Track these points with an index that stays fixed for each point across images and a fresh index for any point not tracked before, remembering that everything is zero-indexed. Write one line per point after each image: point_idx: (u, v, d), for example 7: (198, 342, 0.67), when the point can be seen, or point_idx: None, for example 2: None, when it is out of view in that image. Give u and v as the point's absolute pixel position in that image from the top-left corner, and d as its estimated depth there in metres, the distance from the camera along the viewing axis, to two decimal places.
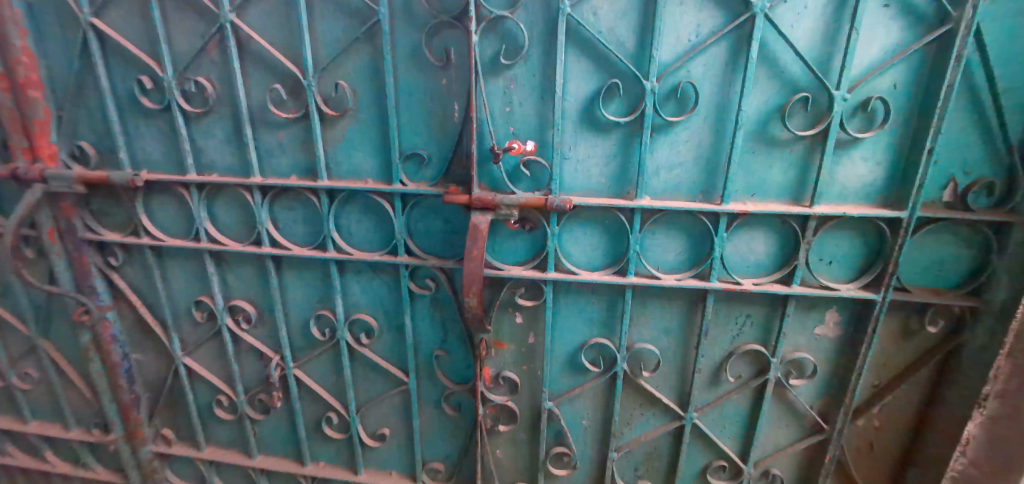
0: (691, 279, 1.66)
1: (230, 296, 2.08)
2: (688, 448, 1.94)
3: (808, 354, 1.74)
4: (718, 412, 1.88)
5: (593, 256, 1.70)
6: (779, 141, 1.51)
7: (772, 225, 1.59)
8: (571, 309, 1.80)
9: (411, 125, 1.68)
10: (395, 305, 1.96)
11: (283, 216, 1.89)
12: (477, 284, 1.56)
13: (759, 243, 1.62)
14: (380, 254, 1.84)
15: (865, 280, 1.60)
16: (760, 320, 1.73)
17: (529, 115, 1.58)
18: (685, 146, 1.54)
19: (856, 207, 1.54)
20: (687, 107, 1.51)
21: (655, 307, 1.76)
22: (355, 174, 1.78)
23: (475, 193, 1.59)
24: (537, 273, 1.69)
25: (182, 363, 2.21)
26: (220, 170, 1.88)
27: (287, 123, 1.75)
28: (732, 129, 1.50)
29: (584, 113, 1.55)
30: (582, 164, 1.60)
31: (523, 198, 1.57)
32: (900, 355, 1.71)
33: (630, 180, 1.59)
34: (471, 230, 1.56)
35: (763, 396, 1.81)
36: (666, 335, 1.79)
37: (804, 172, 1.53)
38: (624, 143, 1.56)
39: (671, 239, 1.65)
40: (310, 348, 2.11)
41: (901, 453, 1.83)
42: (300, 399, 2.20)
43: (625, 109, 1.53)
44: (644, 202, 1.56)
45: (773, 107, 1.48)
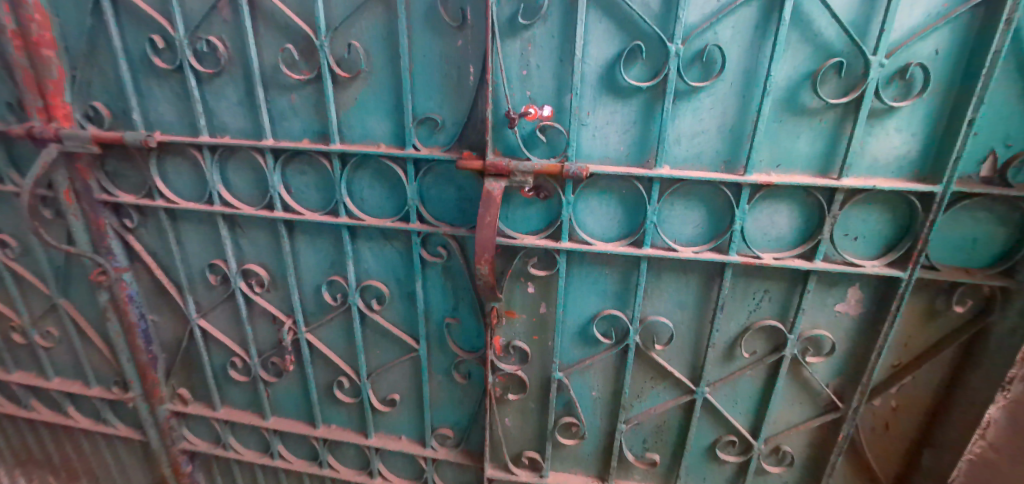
0: (709, 252, 1.61)
1: (243, 260, 2.09)
2: (697, 422, 1.94)
3: (827, 332, 1.70)
4: (731, 387, 1.86)
5: (608, 227, 1.67)
6: (808, 110, 1.43)
7: (797, 198, 1.54)
8: (584, 280, 1.77)
9: (425, 88, 1.63)
10: (406, 272, 1.95)
11: (295, 180, 1.87)
12: (490, 251, 1.52)
13: (782, 217, 1.57)
14: (392, 220, 1.82)
15: (891, 258, 1.54)
16: (778, 295, 1.69)
17: (547, 79, 1.52)
18: (709, 114, 1.48)
19: (886, 181, 1.47)
20: (712, 73, 1.43)
21: (671, 280, 1.72)
22: (368, 138, 1.75)
23: (489, 159, 1.55)
24: (551, 243, 1.66)
25: (197, 325, 2.25)
26: (232, 133, 1.85)
27: (299, 85, 1.71)
28: (759, 97, 1.43)
29: (604, 78, 1.48)
30: (601, 131, 1.54)
31: (538, 165, 1.52)
32: (923, 335, 1.67)
33: (650, 149, 1.54)
34: (484, 196, 1.53)
35: (777, 373, 1.79)
36: (680, 309, 1.76)
37: (832, 143, 1.46)
38: (645, 110, 1.50)
39: (690, 211, 1.60)
40: (322, 313, 2.12)
41: (916, 435, 1.81)
42: (312, 364, 2.23)
43: (647, 74, 1.46)
44: (663, 172, 1.51)
45: (804, 74, 1.40)
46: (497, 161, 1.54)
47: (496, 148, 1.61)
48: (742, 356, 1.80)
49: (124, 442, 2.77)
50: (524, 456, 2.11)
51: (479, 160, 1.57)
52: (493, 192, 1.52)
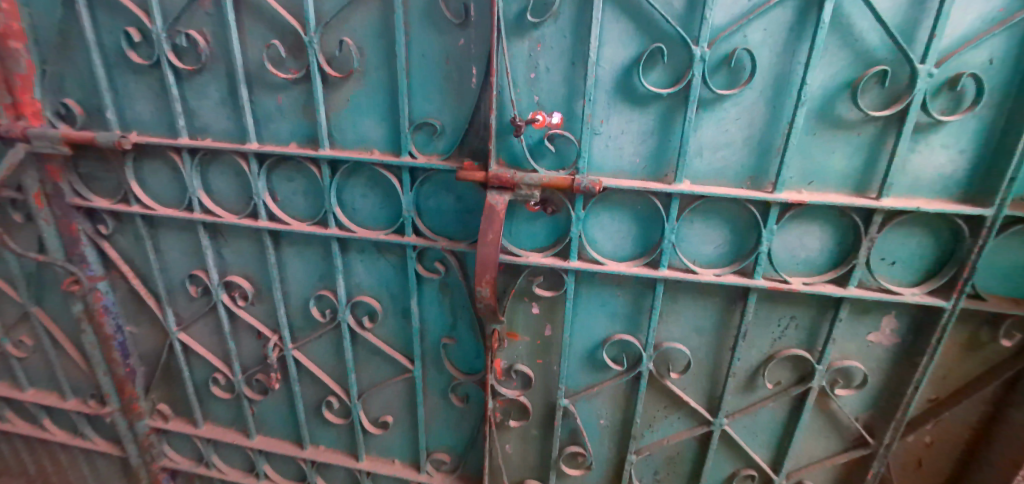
0: (732, 275, 1.48)
1: (226, 271, 1.95)
2: (715, 455, 1.82)
3: (858, 363, 1.58)
4: (751, 419, 1.74)
5: (620, 245, 1.52)
6: (844, 122, 1.29)
7: (829, 218, 1.41)
8: (593, 301, 1.63)
9: (424, 90, 1.49)
10: (401, 287, 1.81)
11: (282, 187, 1.73)
12: (493, 271, 1.37)
13: (813, 238, 1.44)
14: (386, 233, 1.68)
15: (933, 285, 1.41)
16: (806, 322, 1.56)
17: (557, 83, 1.38)
18: (735, 124, 1.33)
19: (929, 201, 1.33)
20: (740, 80, 1.29)
21: (689, 304, 1.59)
22: (361, 143, 1.60)
23: (492, 170, 1.41)
24: (558, 262, 1.52)
25: (177, 338, 2.10)
26: (214, 134, 1.71)
27: (286, 84, 1.57)
28: (791, 107, 1.29)
29: (619, 83, 1.34)
30: (615, 141, 1.40)
31: (546, 177, 1.38)
32: (963, 369, 1.55)
33: (669, 161, 1.40)
34: (486, 210, 1.38)
35: (802, 405, 1.66)
36: (698, 334, 1.63)
37: (870, 159, 1.32)
38: (664, 119, 1.36)
39: (710, 229, 1.46)
40: (310, 329, 1.97)
41: (947, 471, 1.69)
42: (299, 382, 2.09)
43: (668, 80, 1.32)
44: (684, 187, 1.37)
45: (842, 84, 1.26)
46: (501, 172, 1.40)
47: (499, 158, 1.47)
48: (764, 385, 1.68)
49: (102, 457, 2.62)
50: None
51: (481, 171, 1.43)
52: (497, 206, 1.38)
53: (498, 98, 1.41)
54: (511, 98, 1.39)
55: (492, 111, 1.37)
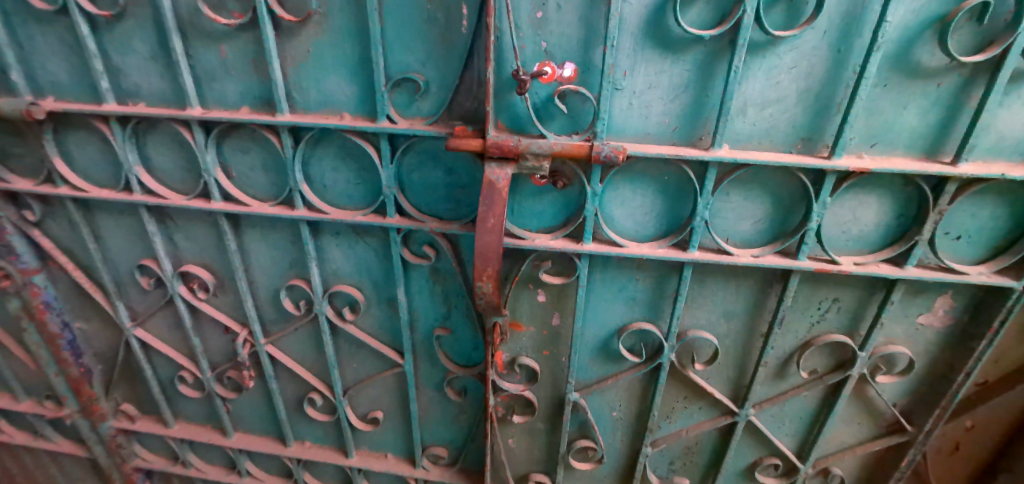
0: (772, 256, 1.27)
1: (181, 260, 1.68)
2: (736, 445, 1.67)
3: (905, 349, 1.41)
4: (778, 408, 1.58)
5: (643, 223, 1.31)
6: (923, 71, 1.07)
7: (891, 187, 1.20)
8: (609, 287, 1.42)
9: (402, 38, 1.20)
10: (385, 274, 1.57)
11: (236, 161, 1.45)
12: (496, 262, 1.14)
13: (869, 211, 1.24)
14: (363, 213, 1.42)
15: (1003, 264, 1.23)
16: (849, 305, 1.38)
17: (569, 25, 1.10)
18: (789, 74, 1.10)
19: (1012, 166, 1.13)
20: (801, 17, 1.05)
21: (718, 287, 1.40)
22: (328, 106, 1.32)
23: (491, 138, 1.14)
24: (570, 246, 1.30)
25: (133, 335, 1.85)
26: (146, 99, 1.40)
27: (230, 33, 1.26)
28: (861, 51, 1.06)
29: (649, 24, 1.08)
30: (641, 98, 1.15)
31: (559, 146, 1.13)
32: (1018, 353, 1.40)
33: (705, 122, 1.16)
34: (485, 188, 1.13)
35: (838, 394, 1.49)
36: (726, 320, 1.45)
37: (948, 117, 1.10)
38: (703, 69, 1.11)
39: (749, 203, 1.26)
40: (284, 322, 1.74)
41: (986, 453, 1.59)
42: (276, 378, 1.87)
43: (711, 20, 1.07)
44: (724, 154, 1.14)
45: (926, 21, 1.02)
46: (503, 140, 1.14)
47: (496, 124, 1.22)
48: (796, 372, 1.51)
49: (69, 458, 2.41)
50: (530, 479, 1.81)
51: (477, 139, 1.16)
52: (499, 184, 1.13)
53: (497, 46, 1.14)
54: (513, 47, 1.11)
55: (489, 64, 1.10)
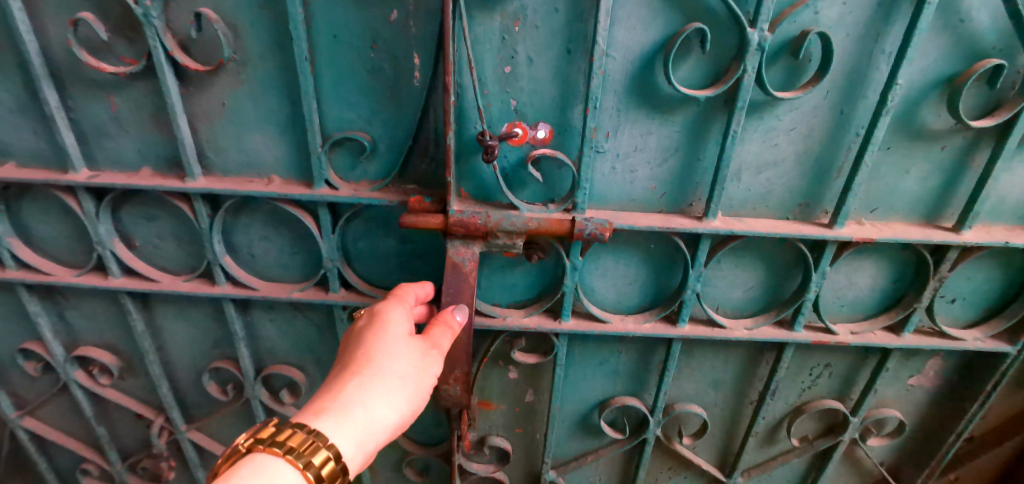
0: (768, 328, 1.18)
1: (75, 341, 1.38)
2: None
3: (897, 411, 1.33)
4: (767, 473, 1.48)
5: (626, 295, 1.18)
6: (929, 132, 1.02)
7: (889, 252, 1.14)
8: (589, 362, 1.27)
9: (341, 92, 1.00)
10: (329, 352, 1.34)
11: (139, 229, 1.19)
12: (465, 361, 0.99)
13: (865, 276, 1.17)
14: (299, 289, 1.19)
15: (999, 328, 1.18)
16: (841, 370, 1.30)
17: (543, 81, 0.94)
18: (787, 137, 1.00)
19: (1010, 229, 1.11)
20: (801, 76, 0.95)
21: (706, 357, 1.27)
22: (252, 167, 1.09)
23: (454, 214, 0.96)
24: (547, 324, 1.15)
25: (20, 427, 1.52)
26: (16, 157, 1.12)
27: (121, 81, 1.02)
28: (863, 111, 0.98)
29: (635, 82, 0.94)
30: (625, 162, 1.02)
31: (535, 223, 0.97)
32: (1007, 406, 1.34)
33: (697, 187, 1.05)
34: (449, 271, 0.97)
35: (827, 459, 1.41)
36: (715, 390, 1.33)
37: (951, 179, 1.07)
38: (695, 130, 0.99)
39: (743, 271, 1.15)
40: (210, 405, 1.47)
41: None
42: (203, 467, 1.59)
43: (704, 78, 0.94)
44: (719, 225, 1.02)
45: (934, 81, 0.96)
46: (469, 217, 0.96)
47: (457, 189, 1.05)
48: (785, 438, 1.41)
49: None
50: None
51: (437, 213, 0.97)
52: (466, 268, 0.97)
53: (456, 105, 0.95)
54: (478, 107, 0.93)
55: (449, 129, 0.92)
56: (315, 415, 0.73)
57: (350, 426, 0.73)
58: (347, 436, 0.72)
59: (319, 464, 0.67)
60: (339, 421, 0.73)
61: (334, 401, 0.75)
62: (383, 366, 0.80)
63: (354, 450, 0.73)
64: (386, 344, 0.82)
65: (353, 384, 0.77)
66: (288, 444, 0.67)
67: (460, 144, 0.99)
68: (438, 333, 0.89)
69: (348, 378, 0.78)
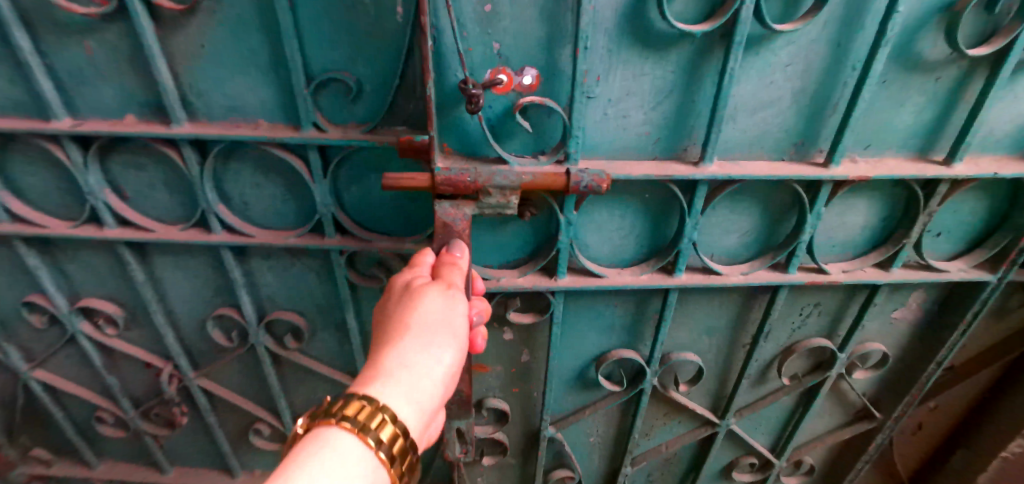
0: (764, 272, 1.26)
1: (77, 294, 1.41)
2: (716, 450, 1.68)
3: (880, 345, 1.41)
4: (757, 412, 1.59)
5: (619, 247, 1.24)
6: (926, 63, 1.07)
7: (881, 190, 1.20)
8: (584, 317, 1.34)
9: (324, 31, 0.97)
10: (328, 299, 1.37)
11: (130, 181, 1.19)
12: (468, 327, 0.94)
13: (856, 216, 1.24)
14: (295, 235, 1.20)
15: (981, 258, 1.25)
16: (829, 309, 1.38)
17: (526, 21, 0.93)
18: (784, 73, 1.04)
19: (998, 160, 1.16)
20: (800, 7, 0.98)
21: (699, 304, 1.35)
22: (238, 113, 1.07)
23: (439, 174, 0.90)
24: (543, 281, 1.20)
25: (32, 380, 1.57)
26: None
27: (95, 24, 0.99)
28: (858, 43, 1.02)
29: (628, 22, 0.95)
30: (617, 107, 1.04)
31: (528, 177, 0.94)
32: (988, 336, 1.40)
33: (692, 128, 1.08)
34: (440, 231, 0.94)
35: (815, 394, 1.51)
36: (707, 336, 1.42)
37: (943, 109, 1.14)
38: (690, 69, 1.02)
39: (736, 217, 1.22)
40: (215, 353, 1.51)
41: (946, 431, 1.64)
42: (213, 412, 1.65)
43: (699, 11, 0.97)
44: (714, 170, 1.08)
45: (934, 7, 1.01)
46: (455, 176, 0.91)
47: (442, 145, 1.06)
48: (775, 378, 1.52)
49: None
50: None
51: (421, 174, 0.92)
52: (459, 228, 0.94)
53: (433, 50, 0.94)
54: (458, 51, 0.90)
55: (428, 78, 0.84)
56: (364, 386, 0.75)
57: (399, 391, 0.75)
58: (401, 402, 0.74)
59: (378, 428, 0.68)
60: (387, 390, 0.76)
61: (377, 373, 0.77)
62: (418, 325, 0.82)
63: (410, 413, 0.75)
64: (417, 306, 0.84)
65: (395, 353, 0.79)
66: (342, 414, 0.68)
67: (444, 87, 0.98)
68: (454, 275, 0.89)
69: (391, 346, 0.80)
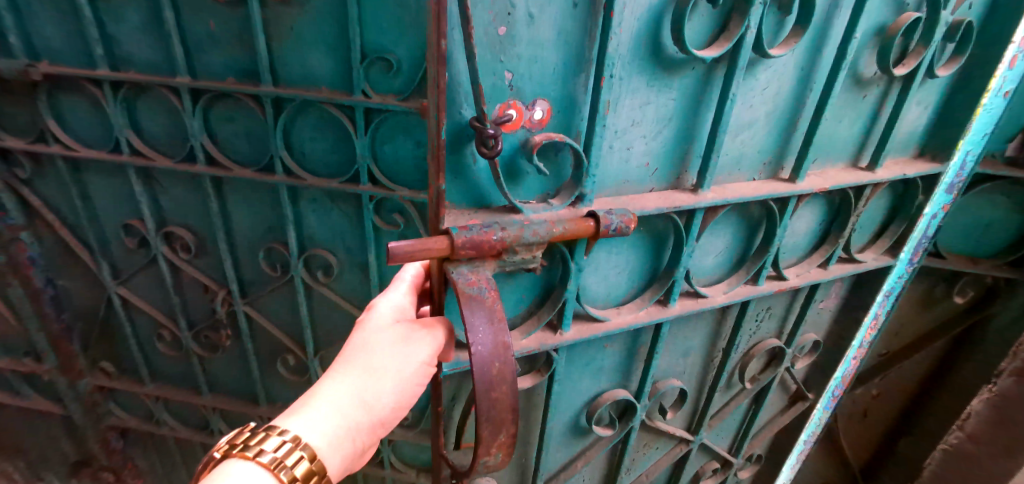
0: (739, 287, 1.58)
1: (163, 221, 1.78)
2: (694, 456, 2.01)
3: (814, 334, 1.89)
4: (720, 423, 1.97)
5: (614, 284, 1.45)
6: (863, 79, 1.37)
7: (826, 196, 1.54)
8: (579, 362, 1.55)
9: (379, 22, 1.33)
10: (357, 241, 1.68)
11: (221, 129, 1.56)
12: (510, 381, 0.91)
13: (804, 221, 1.58)
14: (339, 181, 1.54)
15: (885, 245, 1.71)
16: (778, 310, 1.77)
17: (545, 44, 1.04)
18: (760, 97, 1.30)
19: (896, 162, 1.58)
20: (782, 36, 1.24)
21: (678, 328, 1.65)
22: (309, 80, 1.44)
23: (461, 235, 0.97)
24: (549, 338, 1.39)
25: (115, 293, 1.95)
26: (137, 67, 1.51)
27: (219, 8, 1.39)
28: (812, 79, 1.33)
29: (640, 44, 1.13)
30: (622, 139, 1.23)
31: (559, 229, 1.08)
32: (918, 323, 2.13)
33: (689, 147, 1.32)
34: (467, 298, 0.93)
35: (766, 390, 1.93)
36: (684, 357, 1.73)
37: (869, 120, 1.47)
38: (692, 95, 1.25)
39: (716, 238, 1.50)
40: (262, 283, 1.85)
41: (895, 411, 2.37)
42: (251, 338, 1.98)
43: (702, 39, 1.18)
44: (711, 195, 1.35)
45: (872, 33, 1.30)
46: (478, 236, 0.99)
47: (458, 191, 1.14)
48: (738, 383, 1.88)
49: (40, 419, 2.40)
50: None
51: (442, 239, 0.97)
52: (486, 299, 0.95)
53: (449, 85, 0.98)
54: (474, 87, 0.94)
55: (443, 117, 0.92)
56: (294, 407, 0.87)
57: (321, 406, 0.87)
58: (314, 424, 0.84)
59: (270, 450, 0.77)
60: (303, 405, 0.87)
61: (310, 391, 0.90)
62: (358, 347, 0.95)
63: (320, 439, 0.83)
64: (364, 336, 0.96)
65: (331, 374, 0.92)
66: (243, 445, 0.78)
67: (459, 118, 1.04)
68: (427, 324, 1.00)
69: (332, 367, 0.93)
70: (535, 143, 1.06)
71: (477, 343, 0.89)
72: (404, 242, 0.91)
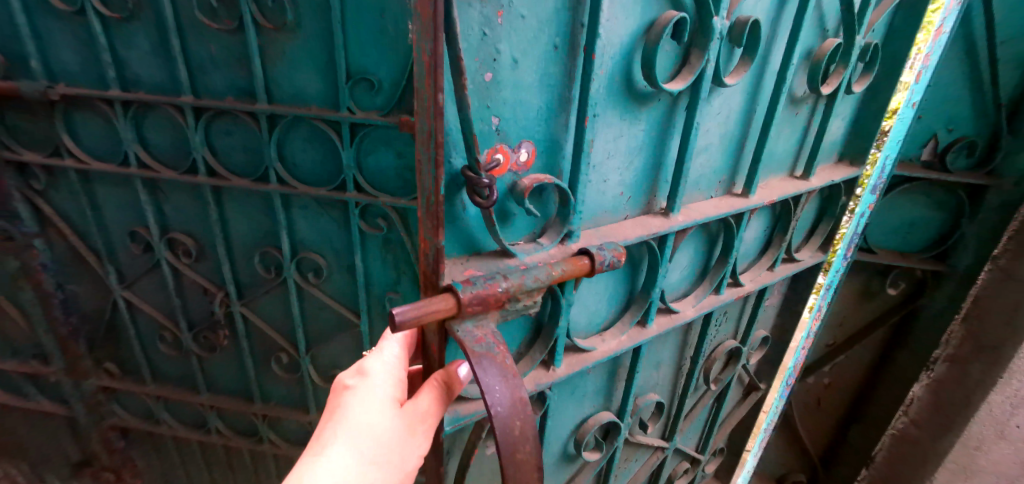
0: (707, 298, 1.70)
1: (166, 228, 1.93)
2: (669, 457, 2.11)
3: (762, 330, 2.06)
4: (691, 424, 2.09)
5: (596, 313, 1.51)
6: (796, 98, 1.55)
7: (770, 205, 1.71)
8: (566, 394, 1.58)
9: (361, 45, 1.49)
10: (344, 243, 1.83)
11: (220, 142, 1.72)
12: (533, 438, 0.82)
13: (752, 230, 1.73)
14: (328, 189, 1.70)
15: (816, 243, 1.90)
16: (734, 313, 1.91)
17: (531, 90, 1.02)
18: (716, 122, 1.43)
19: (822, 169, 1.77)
20: (733, 66, 1.37)
21: (651, 347, 1.73)
22: (299, 97, 1.60)
23: (467, 291, 0.88)
24: (544, 377, 1.40)
25: (121, 296, 2.10)
26: (145, 87, 1.67)
27: (220, 35, 1.55)
28: (756, 102, 1.49)
29: (614, 82, 1.18)
30: (601, 172, 1.28)
31: (560, 270, 1.03)
32: (858, 315, 2.25)
33: (656, 172, 1.42)
34: (476, 355, 0.84)
35: (727, 387, 2.08)
36: (657, 369, 1.82)
37: (801, 133, 1.65)
38: (659, 125, 1.34)
39: (683, 256, 1.61)
40: (256, 285, 1.99)
41: (846, 404, 2.42)
42: (247, 338, 2.11)
43: (666, 75, 1.27)
44: (683, 218, 1.46)
45: (803, 58, 1.47)
46: (484, 290, 0.90)
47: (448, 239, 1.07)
48: (704, 385, 2.01)
49: (46, 420, 2.51)
50: None
51: (445, 295, 0.87)
52: (497, 354, 0.85)
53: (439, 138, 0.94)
54: (467, 138, 0.92)
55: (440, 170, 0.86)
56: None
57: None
58: None
59: None
60: None
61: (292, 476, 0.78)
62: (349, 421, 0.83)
63: None
64: (358, 410, 0.84)
65: (316, 453, 0.80)
66: None
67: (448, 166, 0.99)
68: (425, 392, 0.89)
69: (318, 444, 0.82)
70: (526, 187, 1.04)
71: (493, 404, 0.79)
72: (407, 307, 0.81)
